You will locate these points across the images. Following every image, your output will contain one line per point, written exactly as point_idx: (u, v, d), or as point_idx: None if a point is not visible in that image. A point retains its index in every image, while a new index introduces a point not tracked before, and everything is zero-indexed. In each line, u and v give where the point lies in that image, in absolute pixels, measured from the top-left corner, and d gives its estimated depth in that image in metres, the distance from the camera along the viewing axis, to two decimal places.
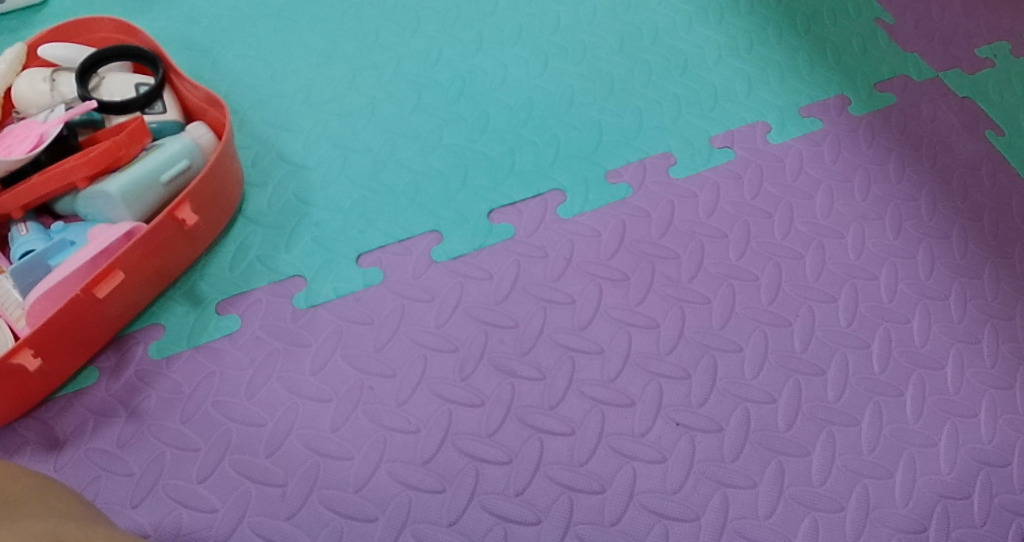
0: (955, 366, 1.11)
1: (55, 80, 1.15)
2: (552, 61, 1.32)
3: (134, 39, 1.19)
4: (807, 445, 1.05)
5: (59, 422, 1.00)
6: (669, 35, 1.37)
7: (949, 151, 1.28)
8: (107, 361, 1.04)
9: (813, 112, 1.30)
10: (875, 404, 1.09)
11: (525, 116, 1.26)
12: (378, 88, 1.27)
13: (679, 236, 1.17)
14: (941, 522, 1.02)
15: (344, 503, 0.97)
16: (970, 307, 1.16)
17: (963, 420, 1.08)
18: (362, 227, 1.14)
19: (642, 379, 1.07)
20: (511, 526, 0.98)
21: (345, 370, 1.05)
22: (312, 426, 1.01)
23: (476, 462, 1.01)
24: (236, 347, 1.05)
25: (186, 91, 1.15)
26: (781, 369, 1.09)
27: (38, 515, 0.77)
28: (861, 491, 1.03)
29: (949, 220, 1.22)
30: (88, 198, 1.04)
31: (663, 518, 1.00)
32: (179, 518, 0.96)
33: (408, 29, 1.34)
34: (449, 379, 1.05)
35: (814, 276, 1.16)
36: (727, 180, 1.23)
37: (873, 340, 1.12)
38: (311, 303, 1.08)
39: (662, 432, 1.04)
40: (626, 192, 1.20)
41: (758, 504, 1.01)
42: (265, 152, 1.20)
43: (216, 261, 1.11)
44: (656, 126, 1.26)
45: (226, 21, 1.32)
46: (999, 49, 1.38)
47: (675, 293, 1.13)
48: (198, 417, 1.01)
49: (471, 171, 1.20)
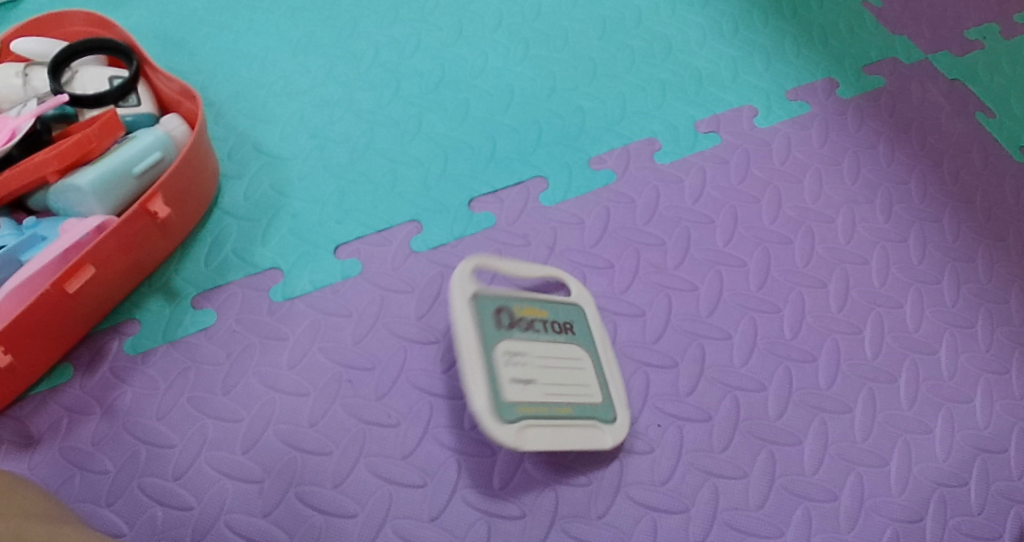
0: (949, 351, 1.10)
1: (28, 74, 1.11)
2: (533, 47, 1.30)
3: (109, 32, 1.16)
4: (799, 433, 1.03)
5: (34, 420, 0.98)
6: (653, 20, 1.35)
7: (939, 133, 1.27)
8: (81, 357, 1.01)
9: (800, 95, 1.29)
10: (868, 390, 1.07)
11: (507, 104, 1.24)
12: (356, 77, 1.25)
13: (665, 222, 1.15)
14: (938, 511, 1.01)
15: (323, 500, 0.95)
16: (963, 291, 1.15)
17: (957, 405, 1.07)
18: (340, 218, 1.12)
19: (628, 368, 1.05)
20: (496, 520, 0.95)
21: (323, 363, 1.02)
22: (290, 421, 0.99)
23: (459, 455, 0.98)
24: (212, 341, 1.03)
25: (161, 84, 1.13)
26: (770, 355, 1.07)
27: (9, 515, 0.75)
28: (854, 479, 1.02)
29: (941, 203, 1.21)
30: (59, 193, 1.01)
31: (651, 510, 0.97)
32: (155, 516, 0.94)
33: (387, 18, 1.31)
34: (431, 371, 1.02)
35: (804, 261, 1.15)
36: (713, 164, 1.21)
37: (864, 326, 1.11)
38: (287, 296, 1.06)
39: (650, 422, 1.02)
40: (609, 178, 1.18)
41: (749, 495, 0.99)
42: (240, 144, 1.18)
43: (192, 254, 1.08)
44: (640, 112, 1.24)
45: (203, 13, 1.30)
46: (988, 31, 1.36)
47: (661, 280, 1.11)
48: (174, 412, 0.99)
49: (451, 159, 1.18)
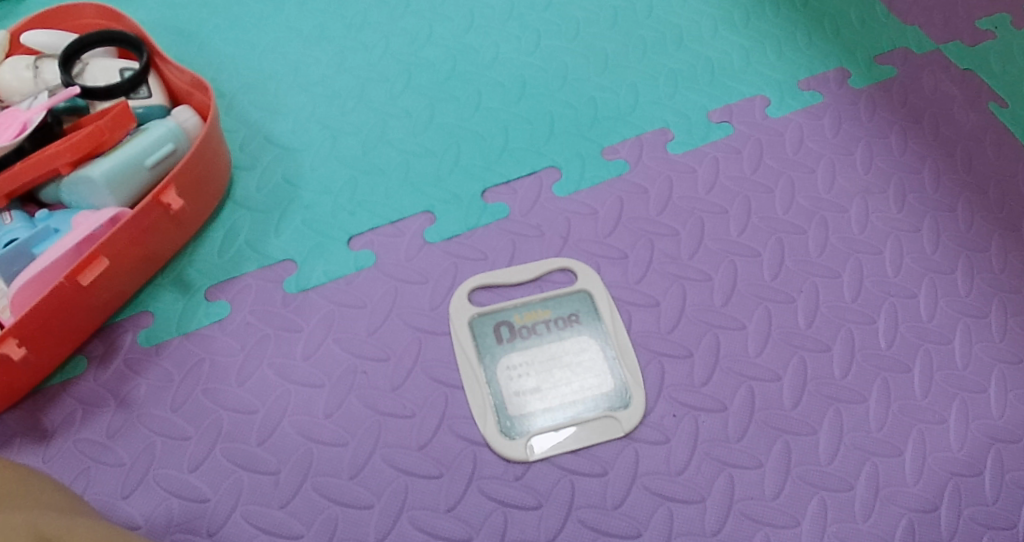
0: (964, 341, 1.10)
1: (38, 67, 1.10)
2: (545, 38, 1.30)
3: (119, 24, 1.15)
4: (813, 423, 1.03)
5: (48, 413, 0.97)
6: (663, 10, 1.34)
7: (952, 122, 1.27)
8: (96, 350, 1.01)
9: (813, 85, 1.29)
10: (883, 380, 1.07)
11: (519, 94, 1.23)
12: (367, 68, 1.24)
13: (678, 212, 1.15)
14: (953, 500, 1.01)
15: (339, 491, 0.94)
16: (977, 281, 1.14)
17: (972, 395, 1.07)
18: (353, 209, 1.12)
19: (644, 357, 1.04)
20: (512, 511, 0.95)
21: (338, 354, 1.02)
22: (304, 412, 0.98)
23: (474, 446, 0.97)
24: (227, 333, 1.02)
25: (172, 75, 1.12)
26: (784, 345, 1.07)
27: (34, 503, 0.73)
28: (870, 469, 1.02)
29: (954, 193, 1.21)
30: (72, 185, 1.00)
31: (667, 500, 0.97)
32: (170, 508, 0.93)
33: (398, 9, 1.31)
34: (446, 361, 1.02)
35: (818, 251, 1.14)
36: (725, 154, 1.20)
37: (878, 316, 1.11)
38: (301, 288, 1.06)
39: (665, 413, 1.01)
40: (623, 168, 1.17)
41: (764, 485, 0.99)
42: (252, 136, 1.18)
43: (205, 246, 1.08)
44: (652, 102, 1.24)
45: (213, 4, 1.30)
46: (1001, 20, 1.36)
47: (675, 270, 1.11)
48: (189, 405, 0.98)
49: (463, 150, 1.17)
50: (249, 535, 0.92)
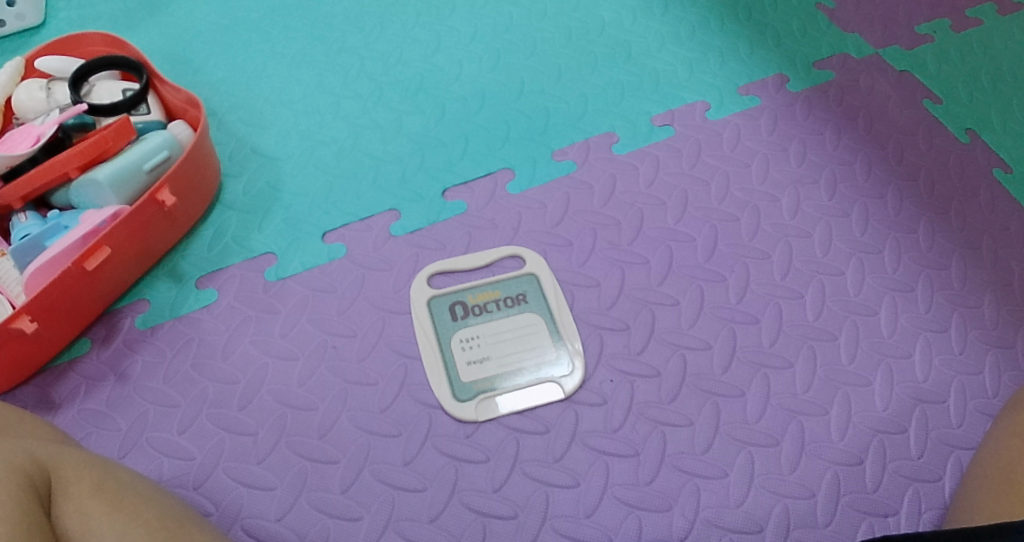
0: (889, 312, 1.20)
1: (50, 89, 1.25)
2: (505, 56, 1.43)
3: (122, 51, 1.30)
4: (742, 386, 1.14)
5: (54, 387, 1.10)
6: (615, 29, 1.48)
7: (886, 119, 1.38)
8: (98, 333, 1.14)
9: (751, 90, 1.41)
10: (809, 347, 1.17)
11: (479, 106, 1.37)
12: (343, 86, 1.39)
13: (620, 205, 1.27)
14: (877, 454, 1.10)
15: (309, 449, 1.07)
16: (903, 259, 1.24)
17: (896, 361, 1.16)
18: (327, 208, 1.25)
19: (585, 331, 1.16)
20: (463, 465, 1.07)
21: (311, 332, 1.15)
22: (281, 382, 1.11)
23: (430, 409, 1.10)
24: (214, 316, 1.16)
25: (168, 95, 1.27)
26: (716, 319, 1.18)
27: (36, 435, 0.88)
28: (796, 427, 1.11)
29: (884, 181, 1.31)
30: (79, 188, 1.15)
31: (604, 455, 1.08)
32: (161, 466, 1.06)
33: (373, 34, 1.46)
34: (406, 336, 1.15)
35: (750, 236, 1.25)
36: (667, 154, 1.32)
37: (806, 291, 1.21)
38: (280, 276, 1.19)
39: (604, 379, 1.13)
40: (571, 167, 1.30)
41: (695, 441, 1.10)
42: (240, 147, 1.32)
43: (195, 243, 1.22)
44: (601, 110, 1.37)
45: (207, 35, 1.45)
46: (939, 26, 1.48)
47: (616, 256, 1.22)
48: (179, 377, 1.11)
49: (427, 155, 1.31)
50: (229, 488, 1.05)
